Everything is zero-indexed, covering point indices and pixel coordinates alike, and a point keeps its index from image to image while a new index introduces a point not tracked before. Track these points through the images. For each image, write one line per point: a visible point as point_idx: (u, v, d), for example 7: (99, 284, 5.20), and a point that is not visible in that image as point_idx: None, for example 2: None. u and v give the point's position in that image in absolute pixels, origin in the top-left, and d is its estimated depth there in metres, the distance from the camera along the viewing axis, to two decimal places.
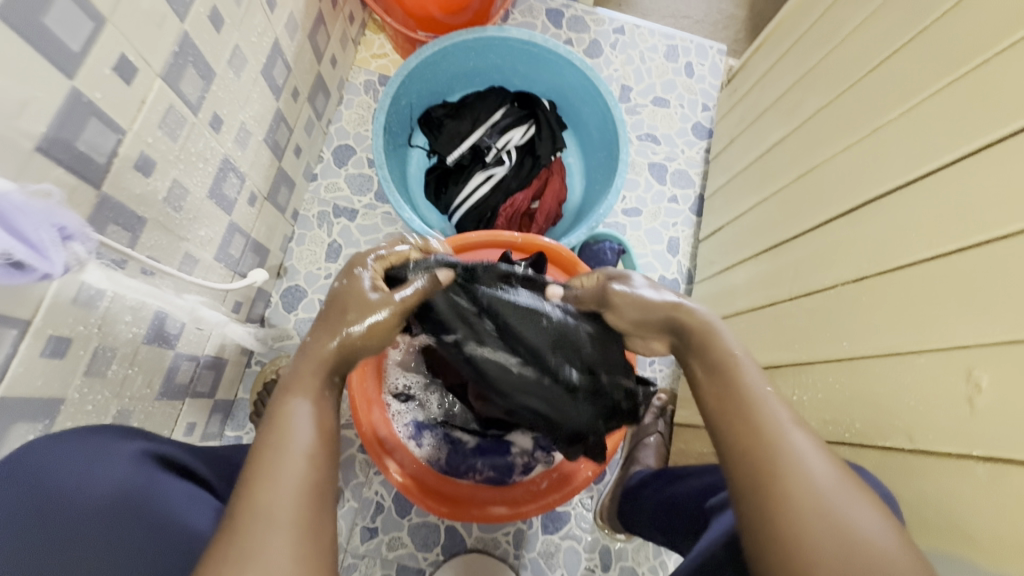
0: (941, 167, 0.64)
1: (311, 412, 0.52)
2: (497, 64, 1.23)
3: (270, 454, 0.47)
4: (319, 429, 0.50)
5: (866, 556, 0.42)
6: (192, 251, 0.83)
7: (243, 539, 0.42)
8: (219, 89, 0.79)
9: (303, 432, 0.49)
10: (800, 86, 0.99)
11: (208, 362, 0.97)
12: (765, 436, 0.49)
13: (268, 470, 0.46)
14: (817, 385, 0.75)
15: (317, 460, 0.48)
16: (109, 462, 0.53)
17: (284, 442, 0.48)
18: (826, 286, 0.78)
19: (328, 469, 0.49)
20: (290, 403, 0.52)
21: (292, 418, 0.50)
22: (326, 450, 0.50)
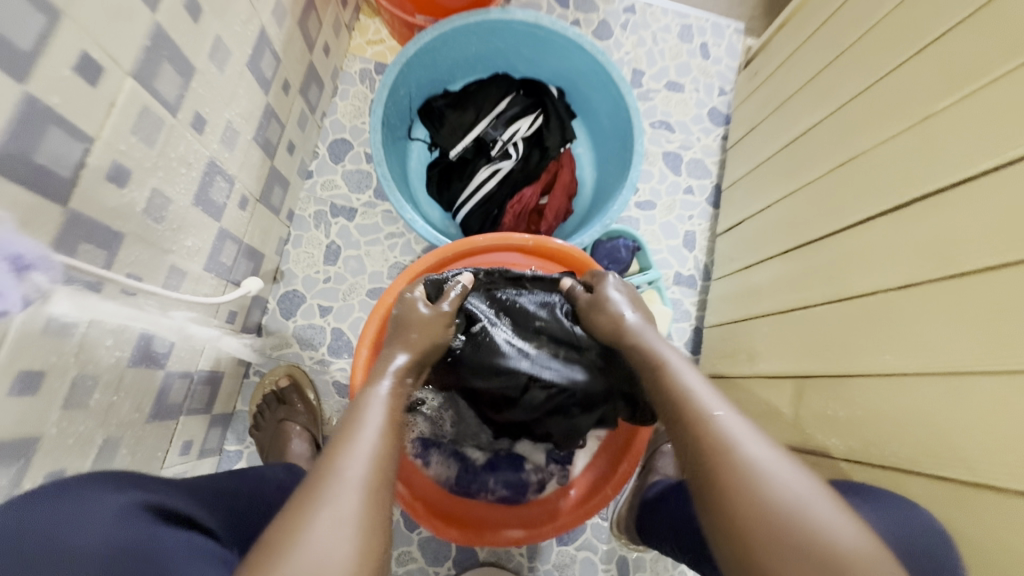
0: (1006, 163, 0.57)
1: (385, 401, 0.59)
2: (502, 49, 1.16)
3: (351, 428, 0.55)
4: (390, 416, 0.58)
5: (789, 522, 0.44)
6: (179, 263, 0.76)
7: (322, 491, 0.47)
8: (200, 86, 0.72)
9: (376, 415, 0.57)
10: (832, 68, 0.92)
11: (203, 377, 0.92)
12: (697, 429, 0.53)
13: (345, 439, 0.53)
14: (857, 401, 0.69)
15: (388, 439, 0.55)
16: (108, 513, 0.47)
17: (364, 420, 0.56)
18: (866, 292, 0.72)
19: (393, 454, 0.54)
20: (368, 390, 0.61)
21: (374, 400, 0.59)
22: (393, 435, 0.56)
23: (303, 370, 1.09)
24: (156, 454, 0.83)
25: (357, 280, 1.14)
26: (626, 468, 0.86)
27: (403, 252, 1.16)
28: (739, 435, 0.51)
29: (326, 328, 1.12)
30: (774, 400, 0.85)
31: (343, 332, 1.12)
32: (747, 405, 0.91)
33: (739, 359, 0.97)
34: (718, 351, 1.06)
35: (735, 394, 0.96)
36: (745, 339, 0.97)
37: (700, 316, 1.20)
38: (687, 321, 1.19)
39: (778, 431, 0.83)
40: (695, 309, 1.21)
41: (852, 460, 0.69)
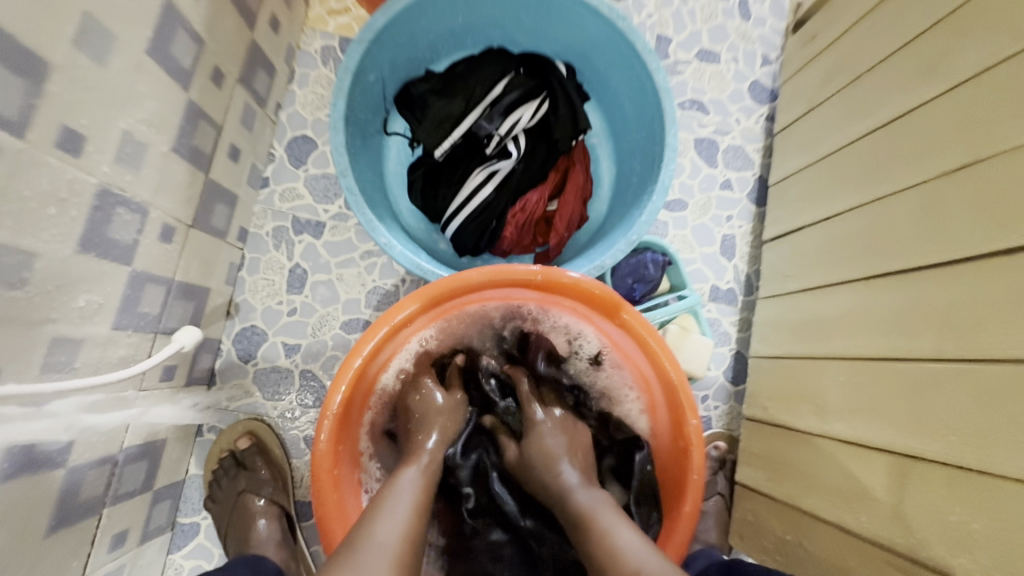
0: None
1: (417, 479, 0.60)
2: (495, 16, 0.92)
3: (385, 500, 0.56)
4: (422, 491, 0.58)
5: None
6: (65, 333, 0.57)
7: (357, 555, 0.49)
8: (65, 89, 0.50)
9: (407, 491, 0.58)
10: (937, 31, 0.68)
11: (134, 456, 0.73)
12: None
13: (383, 510, 0.55)
14: (1000, 510, 0.50)
15: (418, 516, 0.56)
16: None
17: (397, 493, 0.57)
18: (1013, 356, 0.51)
19: (420, 534, 0.54)
20: (401, 473, 0.61)
21: (407, 477, 0.60)
22: (423, 512, 0.57)
23: (267, 424, 0.90)
24: (71, 564, 0.65)
25: (328, 310, 0.94)
26: None
27: (383, 275, 0.95)
28: None
29: (293, 371, 0.92)
30: (860, 476, 0.66)
31: (313, 375, 0.92)
32: (817, 473, 0.72)
33: (803, 409, 0.77)
34: (770, 391, 0.86)
35: (796, 453, 0.77)
36: (810, 384, 0.77)
37: (742, 340, 1.00)
38: (726, 346, 0.99)
39: (868, 519, 0.64)
40: (736, 330, 1.00)
41: None
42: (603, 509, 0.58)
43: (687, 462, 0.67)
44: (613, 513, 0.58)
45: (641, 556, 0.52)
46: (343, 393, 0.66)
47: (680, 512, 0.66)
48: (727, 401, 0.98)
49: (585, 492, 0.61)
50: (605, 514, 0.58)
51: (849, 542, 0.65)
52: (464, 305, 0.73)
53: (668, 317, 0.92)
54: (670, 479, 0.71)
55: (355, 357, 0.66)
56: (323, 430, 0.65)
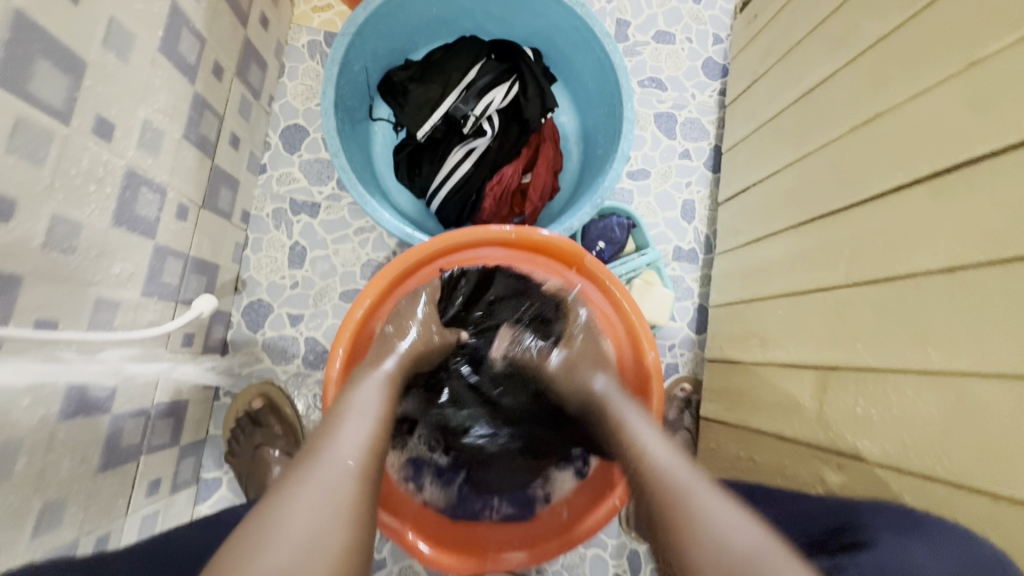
0: None
1: (376, 390, 0.63)
2: (466, 7, 1.01)
3: (338, 421, 0.58)
4: (378, 409, 0.60)
5: None
6: (107, 295, 0.66)
7: (304, 475, 0.52)
8: (98, 83, 0.59)
9: (365, 404, 0.60)
10: (851, 5, 0.78)
11: (163, 411, 0.83)
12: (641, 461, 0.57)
13: (329, 435, 0.56)
14: (892, 398, 0.61)
15: (374, 430, 0.58)
16: None
17: (346, 414, 0.59)
18: (900, 273, 0.62)
19: (380, 440, 0.58)
20: (356, 388, 0.63)
21: (371, 380, 0.65)
22: (379, 429, 0.59)
23: (278, 386, 1.00)
24: (116, 503, 0.75)
25: (327, 283, 1.03)
26: None
27: (376, 248, 1.05)
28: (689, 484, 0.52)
29: (298, 338, 1.02)
30: (793, 392, 0.77)
31: (315, 341, 1.02)
32: (762, 396, 0.83)
33: (751, 344, 0.88)
34: (725, 334, 0.97)
35: (748, 381, 0.88)
36: (756, 322, 0.88)
37: (703, 293, 1.11)
38: (689, 299, 1.10)
39: (799, 427, 0.75)
40: (697, 285, 1.11)
41: (886, 463, 0.61)
42: (636, 419, 0.64)
43: (648, 390, 0.78)
44: (640, 416, 0.64)
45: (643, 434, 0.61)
46: (344, 347, 0.74)
47: None
48: (691, 348, 1.09)
49: (619, 399, 0.68)
50: (636, 421, 0.63)
51: (785, 448, 0.77)
52: (455, 255, 0.82)
53: (633, 273, 1.03)
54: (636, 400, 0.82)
55: (355, 308, 0.76)
56: (333, 371, 0.73)
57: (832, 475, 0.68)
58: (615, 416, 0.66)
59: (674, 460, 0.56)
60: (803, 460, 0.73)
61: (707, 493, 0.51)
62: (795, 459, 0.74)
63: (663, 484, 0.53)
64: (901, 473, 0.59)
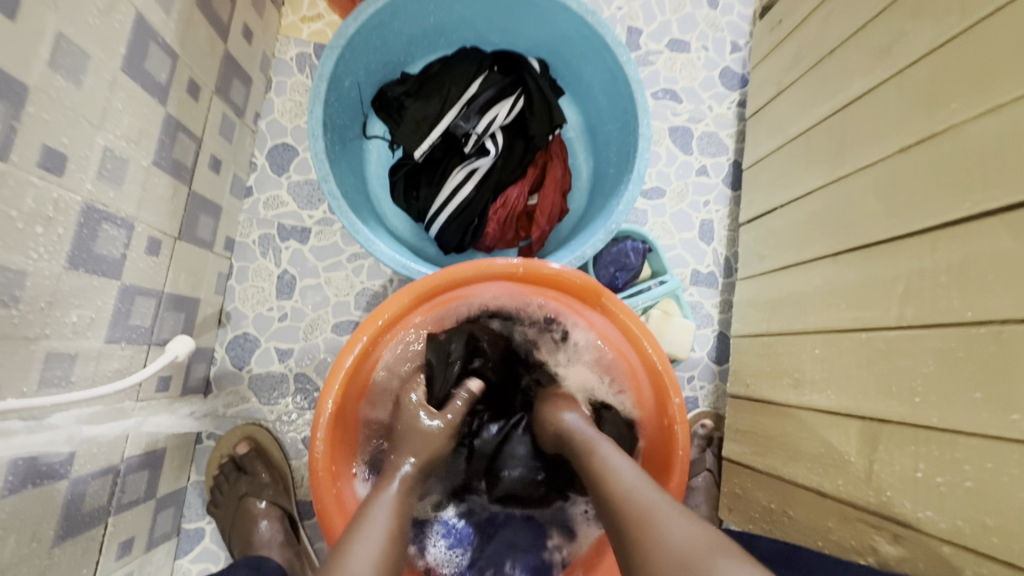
0: None
1: (391, 505, 0.60)
2: (466, 16, 0.93)
3: (355, 535, 0.56)
4: (395, 523, 0.58)
5: None
6: (60, 347, 0.58)
7: None
8: (43, 111, 0.52)
9: (381, 518, 0.58)
10: (895, 11, 0.70)
11: (136, 465, 0.75)
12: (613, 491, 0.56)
13: (351, 545, 0.54)
14: (962, 466, 0.52)
15: (390, 550, 0.56)
16: None
17: (370, 522, 0.57)
18: (968, 320, 0.54)
19: (391, 564, 0.55)
20: (378, 495, 0.61)
21: (382, 499, 0.61)
22: (394, 543, 0.57)
23: (266, 428, 0.92)
24: (79, 574, 0.67)
25: (319, 314, 0.96)
26: None
27: (371, 276, 0.97)
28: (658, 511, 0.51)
29: (288, 375, 0.94)
30: (836, 443, 0.68)
31: (306, 378, 0.94)
32: (796, 443, 0.75)
33: (782, 383, 0.80)
34: (752, 369, 0.89)
35: (780, 425, 0.79)
36: (788, 359, 0.80)
37: (724, 320, 1.02)
38: (709, 327, 1.02)
39: (842, 483, 0.67)
40: (717, 311, 1.03)
41: (955, 541, 0.53)
42: (607, 449, 0.61)
43: (672, 438, 0.69)
44: (611, 447, 0.61)
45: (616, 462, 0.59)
46: (333, 400, 0.66)
47: (668, 487, 0.69)
48: (712, 380, 1.01)
49: (586, 429, 0.66)
50: (605, 448, 0.61)
51: (826, 506, 0.68)
52: (455, 289, 0.74)
53: (651, 302, 0.94)
54: (658, 451, 0.73)
55: (345, 357, 0.67)
56: (318, 430, 0.65)
57: (887, 545, 0.60)
58: (583, 452, 0.62)
59: (643, 486, 0.55)
60: (850, 523, 0.64)
61: (674, 510, 0.51)
62: (841, 520, 0.66)
63: (628, 509, 0.53)
64: (976, 556, 0.51)
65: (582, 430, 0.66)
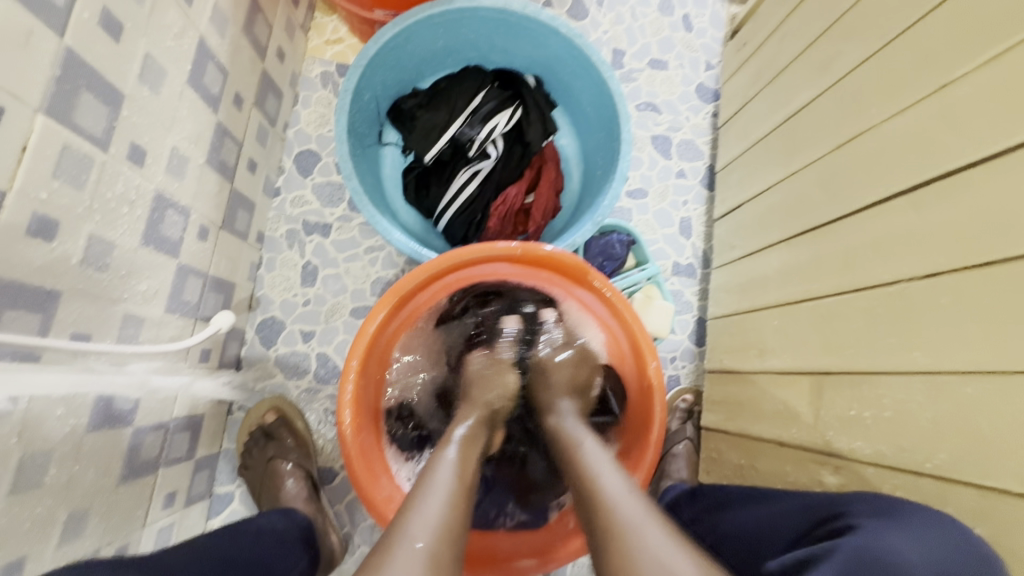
0: None
1: (453, 464, 0.60)
2: (470, 39, 1.07)
3: (420, 491, 0.56)
4: (458, 479, 0.58)
5: None
6: (133, 310, 0.70)
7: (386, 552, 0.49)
8: (132, 114, 0.64)
9: (443, 475, 0.58)
10: (833, 34, 0.84)
11: (181, 424, 0.85)
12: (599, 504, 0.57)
13: (412, 508, 0.54)
14: (883, 400, 0.63)
15: (455, 507, 0.55)
16: None
17: (432, 481, 0.57)
18: (885, 282, 0.66)
19: (460, 520, 0.55)
20: (438, 455, 0.62)
21: (443, 463, 0.60)
22: (461, 500, 0.56)
23: (291, 401, 1.02)
24: (135, 514, 0.78)
25: (339, 300, 1.07)
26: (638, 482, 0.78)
27: (385, 266, 1.09)
28: (643, 528, 0.52)
29: (310, 354, 1.05)
30: (790, 398, 0.79)
31: (327, 357, 1.05)
32: (759, 402, 0.86)
33: (750, 353, 0.91)
34: (725, 345, 1.00)
35: (747, 390, 0.90)
36: (754, 332, 0.91)
37: (702, 307, 1.14)
38: (689, 313, 1.13)
39: (796, 432, 0.77)
40: (696, 299, 1.14)
41: (879, 463, 0.63)
42: (591, 448, 0.65)
43: (651, 399, 0.80)
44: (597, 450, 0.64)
45: (601, 468, 0.61)
46: (358, 359, 0.77)
47: (648, 438, 0.79)
48: (692, 360, 1.12)
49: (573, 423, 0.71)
50: (590, 450, 0.65)
51: (784, 453, 0.79)
52: (463, 270, 0.86)
53: (633, 287, 1.07)
54: (639, 410, 0.84)
55: (369, 323, 0.78)
56: (347, 383, 0.76)
57: (830, 477, 0.70)
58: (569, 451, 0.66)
59: (627, 497, 0.56)
60: (802, 464, 0.75)
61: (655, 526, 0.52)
62: (795, 464, 0.76)
63: (614, 515, 0.54)
64: (893, 472, 0.61)
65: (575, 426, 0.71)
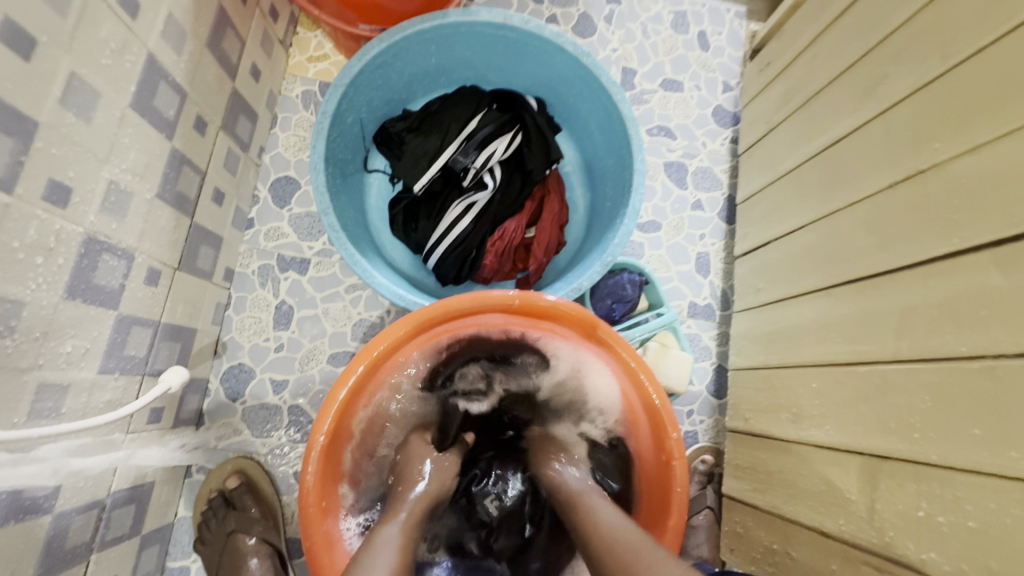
0: None
1: (394, 543, 0.60)
2: (466, 57, 0.97)
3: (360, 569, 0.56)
4: (399, 554, 0.59)
5: None
6: (54, 378, 0.58)
7: None
8: (50, 146, 0.53)
9: (386, 557, 0.58)
10: (877, 57, 0.73)
11: (122, 499, 0.73)
12: (600, 535, 0.61)
13: None
14: (964, 505, 0.51)
15: None
16: None
17: (373, 561, 0.57)
18: (963, 355, 0.54)
19: None
20: (381, 530, 0.62)
21: (382, 541, 0.60)
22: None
23: (257, 462, 0.90)
24: None
25: (315, 345, 0.95)
26: None
27: (368, 307, 0.97)
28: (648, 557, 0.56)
29: (281, 408, 0.93)
30: (835, 480, 0.67)
31: (300, 411, 0.93)
32: (794, 478, 0.74)
33: (782, 418, 0.79)
34: (750, 403, 0.88)
35: (780, 461, 0.78)
36: (786, 393, 0.79)
37: (722, 353, 1.02)
38: (707, 360, 1.01)
39: (843, 521, 0.65)
40: (715, 344, 1.02)
41: None
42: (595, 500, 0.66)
43: (669, 475, 0.68)
44: (597, 496, 0.67)
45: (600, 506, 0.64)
46: (325, 434, 0.65)
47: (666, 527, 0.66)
48: (711, 414, 0.99)
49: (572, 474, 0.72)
50: (590, 495, 0.67)
51: (830, 546, 0.66)
52: (454, 322, 0.74)
53: (648, 334, 0.94)
54: (654, 490, 0.71)
55: (338, 390, 0.67)
56: (311, 461, 0.65)
57: None
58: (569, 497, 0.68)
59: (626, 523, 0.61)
60: (855, 564, 0.62)
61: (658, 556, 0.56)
62: (844, 562, 0.64)
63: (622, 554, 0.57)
64: None
65: (571, 476, 0.71)
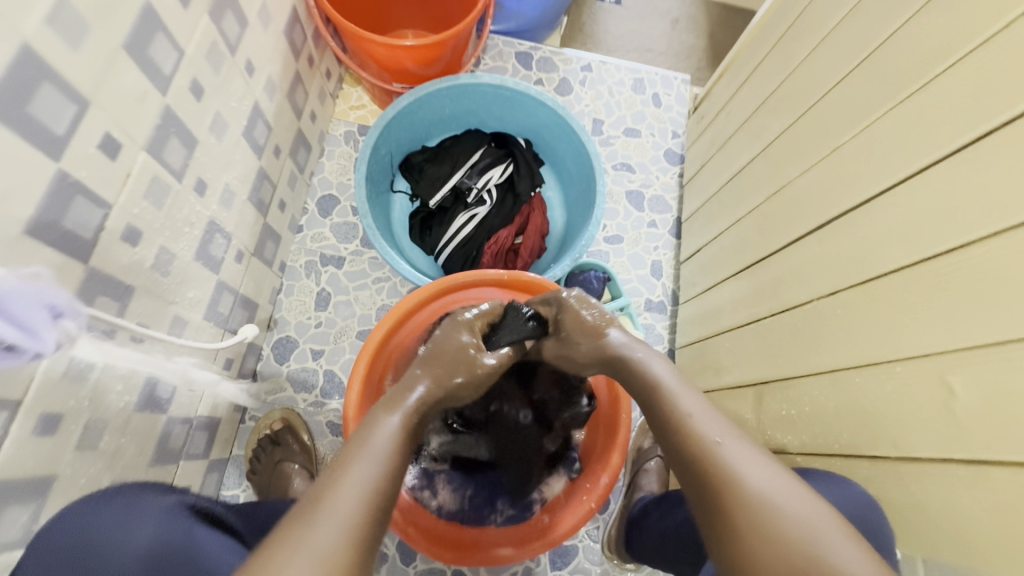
0: (897, 184, 0.67)
1: (393, 430, 0.61)
2: (472, 108, 1.28)
3: (354, 449, 0.57)
4: (396, 441, 0.59)
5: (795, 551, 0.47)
6: (181, 313, 0.84)
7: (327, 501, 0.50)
8: (202, 156, 0.81)
9: (380, 441, 0.59)
10: (762, 111, 1.03)
11: (202, 423, 0.96)
12: (691, 435, 0.58)
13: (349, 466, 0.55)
14: (803, 399, 0.76)
15: (391, 469, 0.57)
16: (143, 518, 0.60)
17: (368, 442, 0.58)
18: (802, 303, 0.80)
19: (393, 486, 0.56)
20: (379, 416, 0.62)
21: (381, 427, 0.61)
22: (398, 457, 0.59)
23: (297, 412, 1.13)
24: None
25: (347, 323, 1.21)
26: (605, 481, 0.86)
27: (390, 295, 1.24)
28: (742, 462, 0.54)
29: (319, 371, 1.17)
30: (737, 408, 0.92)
31: (334, 374, 1.17)
32: None
33: (708, 374, 1.04)
34: (689, 370, 1.12)
35: None
36: (710, 355, 1.04)
37: (672, 339, 1.27)
38: (660, 344, 1.26)
39: None
40: (666, 332, 1.28)
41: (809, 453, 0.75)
42: (663, 375, 0.66)
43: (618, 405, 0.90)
44: (678, 385, 0.64)
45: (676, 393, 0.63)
46: (364, 363, 0.90)
47: (614, 441, 0.88)
48: None
49: (634, 346, 0.71)
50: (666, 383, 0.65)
51: None
52: (458, 294, 1.01)
53: None
54: (608, 421, 0.93)
55: (375, 332, 0.93)
56: (354, 381, 0.89)
57: None
58: (642, 375, 0.67)
59: (706, 415, 0.60)
60: None
61: (754, 461, 0.54)
62: None
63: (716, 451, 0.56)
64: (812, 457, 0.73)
65: (633, 347, 0.71)
